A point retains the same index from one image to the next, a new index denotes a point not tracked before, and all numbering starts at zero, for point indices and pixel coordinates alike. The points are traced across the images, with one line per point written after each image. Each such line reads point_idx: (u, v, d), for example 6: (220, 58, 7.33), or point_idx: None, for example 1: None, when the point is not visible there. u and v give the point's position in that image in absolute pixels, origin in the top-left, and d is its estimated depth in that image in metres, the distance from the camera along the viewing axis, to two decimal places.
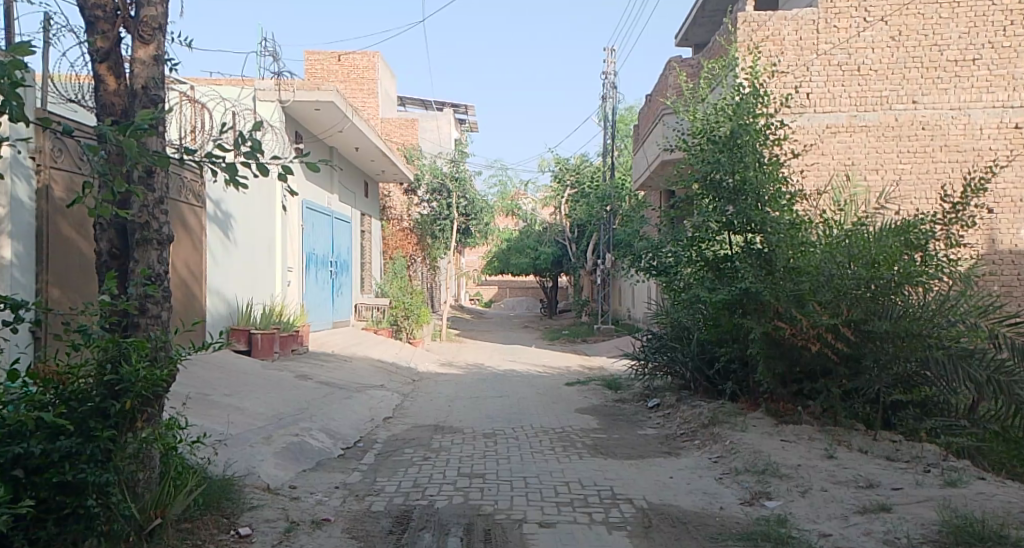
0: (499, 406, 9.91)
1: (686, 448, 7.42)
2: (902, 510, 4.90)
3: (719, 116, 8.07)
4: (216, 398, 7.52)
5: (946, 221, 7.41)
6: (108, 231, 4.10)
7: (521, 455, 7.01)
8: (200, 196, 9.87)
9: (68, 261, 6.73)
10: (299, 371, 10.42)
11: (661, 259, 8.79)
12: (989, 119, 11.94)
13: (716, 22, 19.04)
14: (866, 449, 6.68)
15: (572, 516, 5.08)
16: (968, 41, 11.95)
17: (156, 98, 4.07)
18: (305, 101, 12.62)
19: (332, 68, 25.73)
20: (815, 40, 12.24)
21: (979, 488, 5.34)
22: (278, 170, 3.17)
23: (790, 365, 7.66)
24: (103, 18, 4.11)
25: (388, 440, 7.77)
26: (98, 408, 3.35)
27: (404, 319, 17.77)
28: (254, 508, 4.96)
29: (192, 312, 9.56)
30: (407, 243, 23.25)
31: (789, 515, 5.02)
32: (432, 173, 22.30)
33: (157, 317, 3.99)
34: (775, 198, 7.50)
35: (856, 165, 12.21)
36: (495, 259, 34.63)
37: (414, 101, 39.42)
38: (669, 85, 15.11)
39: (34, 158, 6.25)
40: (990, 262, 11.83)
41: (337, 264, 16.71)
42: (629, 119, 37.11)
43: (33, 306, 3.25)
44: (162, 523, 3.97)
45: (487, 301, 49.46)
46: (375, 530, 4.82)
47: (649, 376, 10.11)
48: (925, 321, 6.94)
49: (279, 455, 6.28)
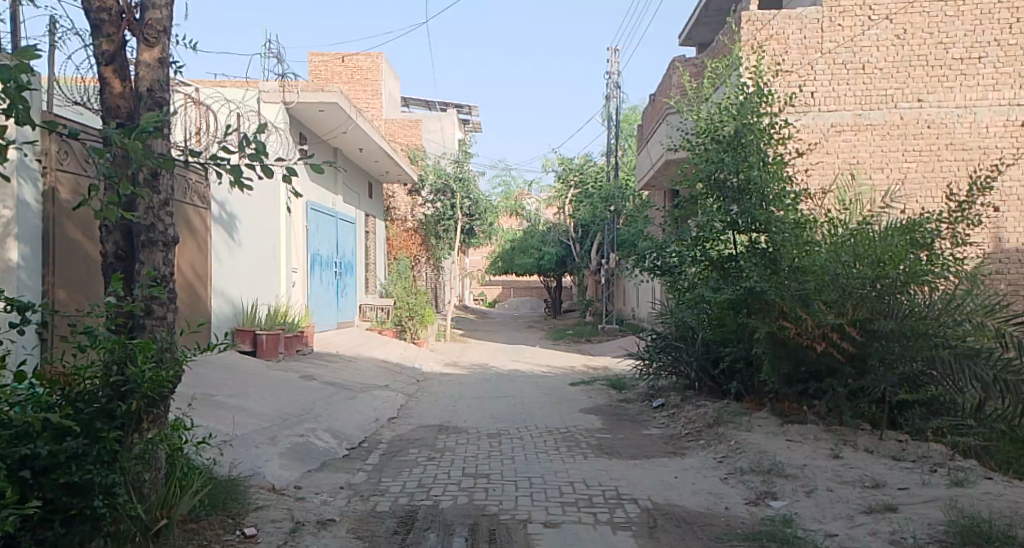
0: (503, 406, 9.91)
1: (691, 448, 7.41)
2: (908, 510, 4.88)
3: (724, 115, 8.03)
4: (221, 399, 7.52)
5: (952, 220, 7.36)
6: (114, 233, 4.11)
7: (526, 454, 7.01)
8: (205, 197, 9.90)
9: (75, 263, 6.77)
10: (304, 372, 10.43)
11: (665, 259, 8.77)
12: (995, 117, 11.92)
13: (719, 22, 19.02)
14: (872, 448, 6.66)
15: (577, 516, 5.07)
16: (974, 39, 11.92)
17: (161, 100, 4.08)
18: (309, 102, 12.66)
19: (336, 70, 25.80)
20: (820, 38, 12.20)
21: (985, 488, 5.32)
22: (285, 172, 3.17)
23: (795, 365, 7.63)
24: (109, 21, 4.12)
25: (393, 440, 7.77)
26: (104, 409, 3.37)
27: (408, 319, 17.77)
28: (259, 509, 4.96)
29: (198, 313, 9.61)
30: (410, 244, 23.39)
31: (795, 515, 5.01)
32: (436, 174, 22.37)
33: (163, 319, 4.00)
34: (780, 197, 7.52)
35: (861, 164, 12.19)
36: (499, 259, 34.61)
37: (418, 101, 39.51)
38: (673, 85, 15.10)
39: (40, 160, 6.27)
40: (997, 261, 11.81)
41: (342, 265, 16.77)
42: (633, 118, 37.18)
43: (40, 308, 3.26)
44: (168, 523, 3.99)
45: (491, 301, 49.46)
46: (380, 531, 4.82)
47: (654, 375, 10.11)
48: (931, 321, 6.95)
49: (285, 456, 6.31)
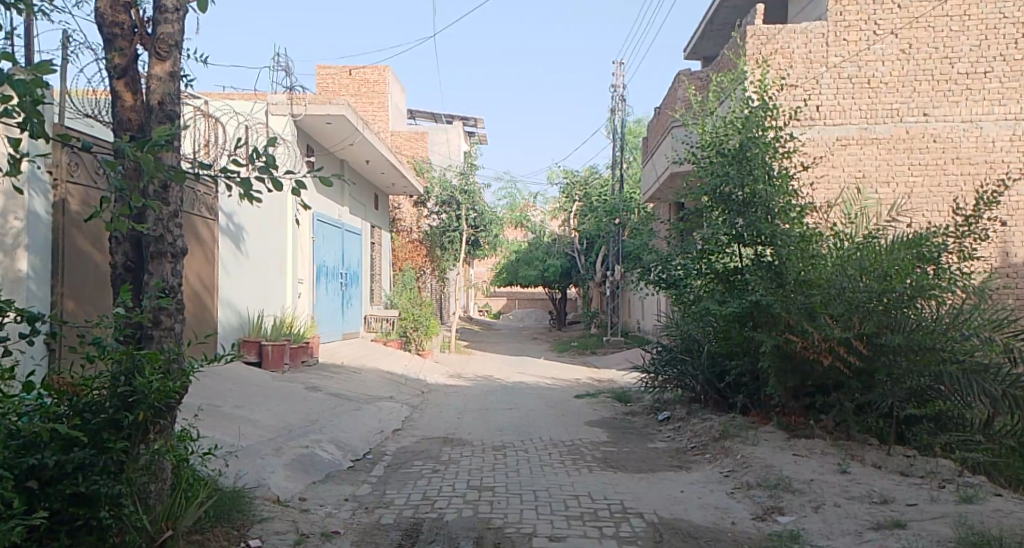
0: (509, 419, 9.89)
1: (697, 462, 7.38)
2: (917, 526, 4.84)
3: (728, 129, 8.01)
4: (227, 410, 7.54)
5: (959, 234, 7.28)
6: (123, 244, 4.15)
7: (531, 467, 6.99)
8: (213, 208, 9.92)
9: (84, 275, 6.78)
10: (309, 383, 10.43)
11: (670, 272, 8.77)
12: (1001, 131, 11.93)
13: (723, 37, 19.15)
14: (880, 464, 6.61)
15: (583, 530, 5.05)
16: (979, 54, 11.94)
17: (172, 113, 4.11)
18: (317, 115, 12.71)
19: (342, 82, 25.93)
20: (825, 52, 12.21)
21: (995, 505, 5.27)
22: (294, 184, 3.18)
23: (801, 379, 7.61)
24: (121, 35, 4.16)
25: (398, 452, 7.75)
26: (111, 419, 3.35)
27: (413, 331, 17.81)
28: (264, 520, 4.96)
29: (205, 324, 9.63)
30: (416, 255, 23.25)
31: (803, 530, 4.99)
32: (441, 186, 22.53)
33: (171, 329, 3.99)
34: (785, 211, 7.51)
35: (867, 178, 12.18)
36: (504, 271, 34.64)
37: (424, 114, 39.82)
38: (679, 98, 15.21)
39: (51, 171, 6.32)
40: (1004, 275, 11.78)
41: (348, 276, 16.83)
42: (638, 131, 37.26)
43: (50, 319, 3.24)
44: (173, 534, 3.93)
45: (495, 313, 49.61)
46: (385, 543, 4.82)
47: (659, 388, 10.06)
48: (939, 335, 6.90)
49: (289, 467, 6.31)
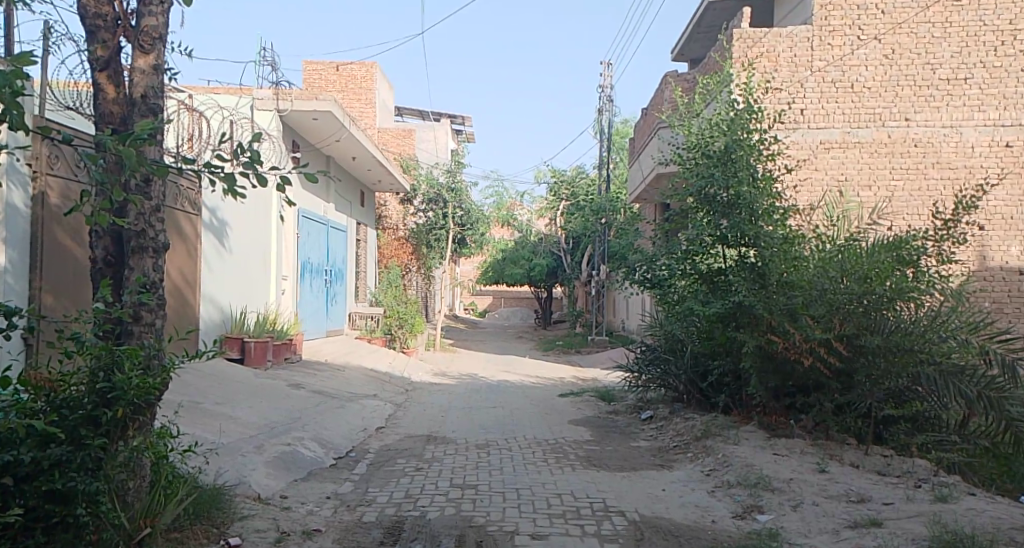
0: (492, 417, 9.91)
1: (679, 461, 7.43)
2: (893, 525, 4.90)
3: (714, 130, 8.08)
4: (208, 407, 7.49)
5: (938, 237, 7.39)
6: (104, 239, 4.13)
7: (513, 466, 7.00)
8: (196, 203, 9.85)
9: (62, 270, 6.71)
10: (292, 380, 10.38)
11: (655, 272, 8.81)
12: (980, 137, 12.04)
13: (711, 39, 19.26)
14: (858, 463, 6.69)
15: (564, 528, 5.07)
16: (960, 60, 12.08)
17: (155, 107, 4.08)
18: (303, 111, 12.65)
19: (329, 78, 25.77)
20: (810, 56, 12.33)
21: (969, 504, 5.35)
22: (279, 180, 3.15)
23: (783, 380, 7.68)
24: (104, 27, 4.13)
25: (380, 450, 7.75)
26: (89, 416, 3.33)
27: (397, 328, 17.81)
28: (243, 518, 4.94)
29: (186, 319, 9.57)
30: (401, 252, 23.06)
31: (781, 529, 5.04)
32: (428, 184, 22.50)
33: (151, 325, 3.95)
34: (768, 213, 7.56)
35: (849, 181, 12.30)
36: (489, 269, 34.66)
37: (411, 111, 39.73)
38: (665, 99, 15.28)
39: (30, 164, 6.26)
40: (981, 279, 11.93)
41: (332, 273, 16.75)
42: (624, 132, 37.43)
43: (27, 313, 3.20)
44: (151, 532, 3.90)
45: (480, 311, 49.63)
46: (365, 541, 4.83)
47: (642, 388, 10.11)
48: (918, 337, 6.95)
49: (271, 464, 6.28)
